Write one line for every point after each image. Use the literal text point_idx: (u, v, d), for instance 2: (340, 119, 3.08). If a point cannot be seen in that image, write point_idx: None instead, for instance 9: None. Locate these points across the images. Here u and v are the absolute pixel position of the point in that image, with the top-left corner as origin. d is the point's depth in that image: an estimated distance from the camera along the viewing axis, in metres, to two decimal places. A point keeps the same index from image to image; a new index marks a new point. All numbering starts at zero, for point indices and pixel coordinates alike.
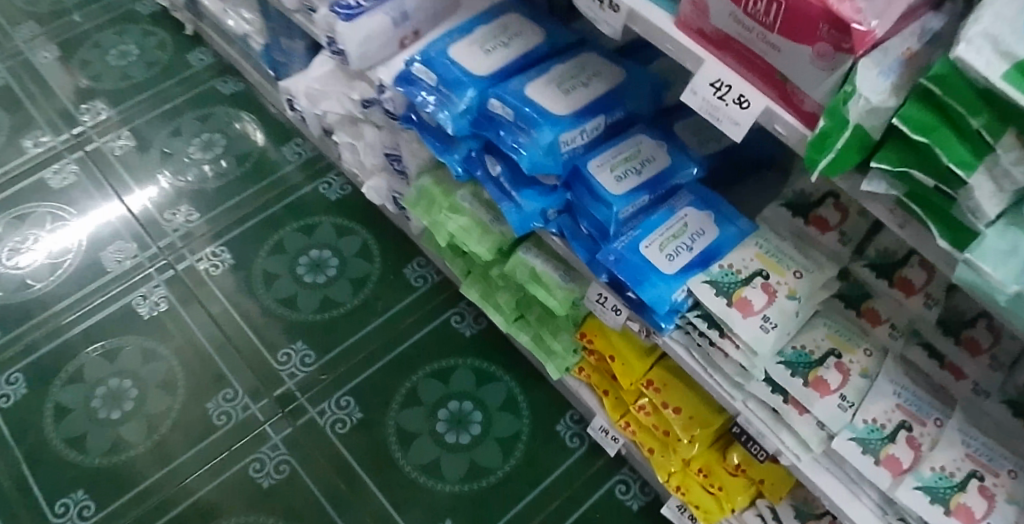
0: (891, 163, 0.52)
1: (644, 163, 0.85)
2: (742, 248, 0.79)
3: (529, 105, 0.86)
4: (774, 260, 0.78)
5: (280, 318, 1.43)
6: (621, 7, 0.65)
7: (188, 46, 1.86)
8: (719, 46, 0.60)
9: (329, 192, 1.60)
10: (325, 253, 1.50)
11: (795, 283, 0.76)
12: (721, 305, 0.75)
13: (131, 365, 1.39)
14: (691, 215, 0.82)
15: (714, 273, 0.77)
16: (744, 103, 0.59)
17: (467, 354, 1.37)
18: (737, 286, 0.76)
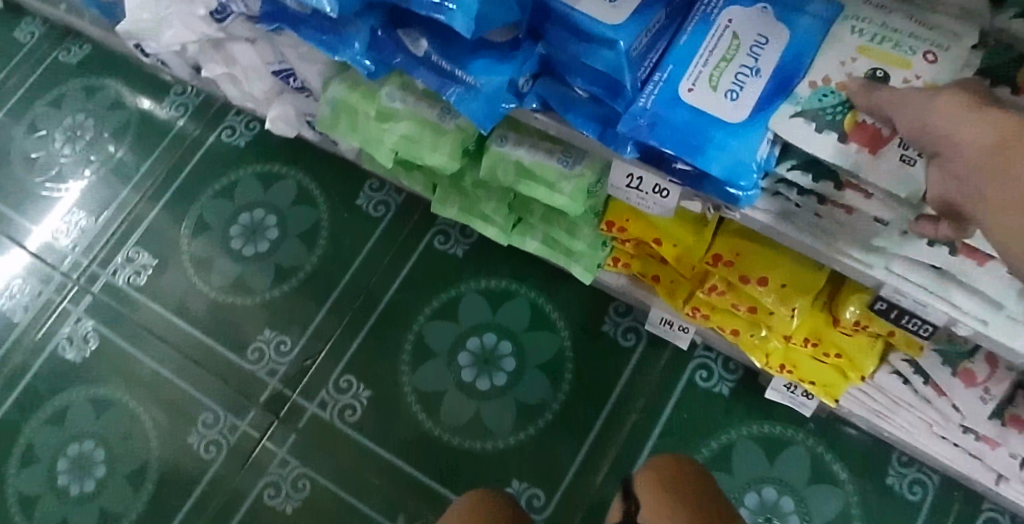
0: None
1: None
2: (833, 44, 0.52)
3: None
4: (889, 50, 0.50)
5: (234, 307, 1.12)
6: None
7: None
8: None
9: (234, 137, 1.23)
10: (264, 213, 1.16)
11: (936, 74, 0.49)
12: (830, 142, 0.49)
13: (83, 422, 1.11)
14: (736, 19, 0.54)
15: (805, 100, 0.51)
16: None
17: (468, 276, 1.09)
18: (846, 109, 0.49)
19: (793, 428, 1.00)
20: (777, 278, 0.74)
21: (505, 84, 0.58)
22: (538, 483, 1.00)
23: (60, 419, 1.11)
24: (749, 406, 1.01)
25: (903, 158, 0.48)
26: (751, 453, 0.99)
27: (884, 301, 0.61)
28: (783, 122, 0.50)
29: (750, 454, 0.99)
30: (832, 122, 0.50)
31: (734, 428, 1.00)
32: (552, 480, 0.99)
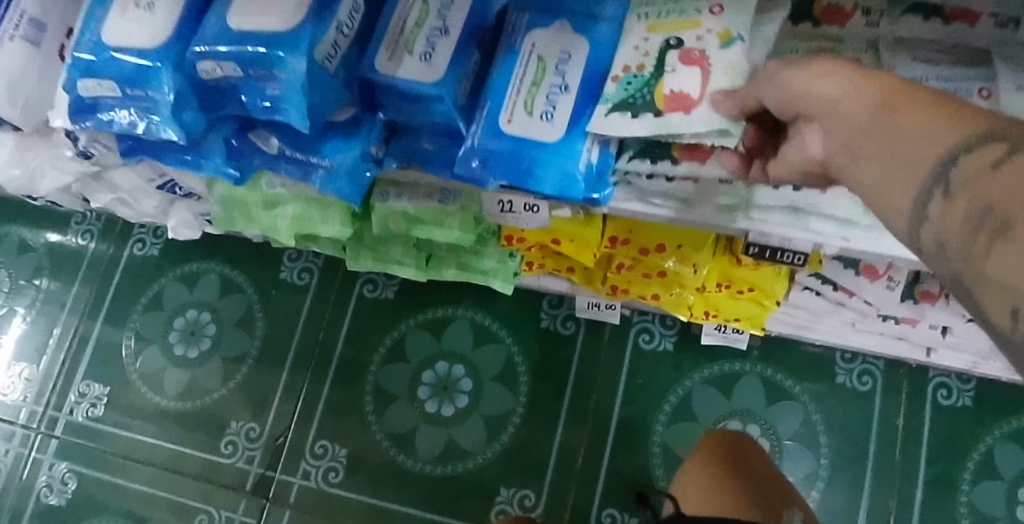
0: None
1: (441, 16, 0.59)
2: (629, 33, 0.57)
3: (242, 41, 0.57)
4: (673, 15, 0.56)
5: (193, 412, 1.15)
6: None
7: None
8: None
9: (148, 249, 1.25)
10: (201, 314, 1.19)
11: (722, 19, 0.54)
12: (648, 118, 0.53)
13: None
14: (541, 41, 0.58)
15: (614, 92, 0.55)
16: None
17: (406, 314, 1.13)
18: (652, 87, 0.54)
19: (740, 360, 1.06)
20: (670, 242, 0.79)
21: (359, 157, 0.63)
22: (525, 483, 1.04)
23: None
24: (695, 353, 1.07)
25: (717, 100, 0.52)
26: (709, 394, 1.05)
27: (758, 244, 0.66)
28: (606, 120, 0.54)
29: (708, 395, 1.05)
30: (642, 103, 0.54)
31: (687, 376, 1.06)
32: (538, 475, 1.04)
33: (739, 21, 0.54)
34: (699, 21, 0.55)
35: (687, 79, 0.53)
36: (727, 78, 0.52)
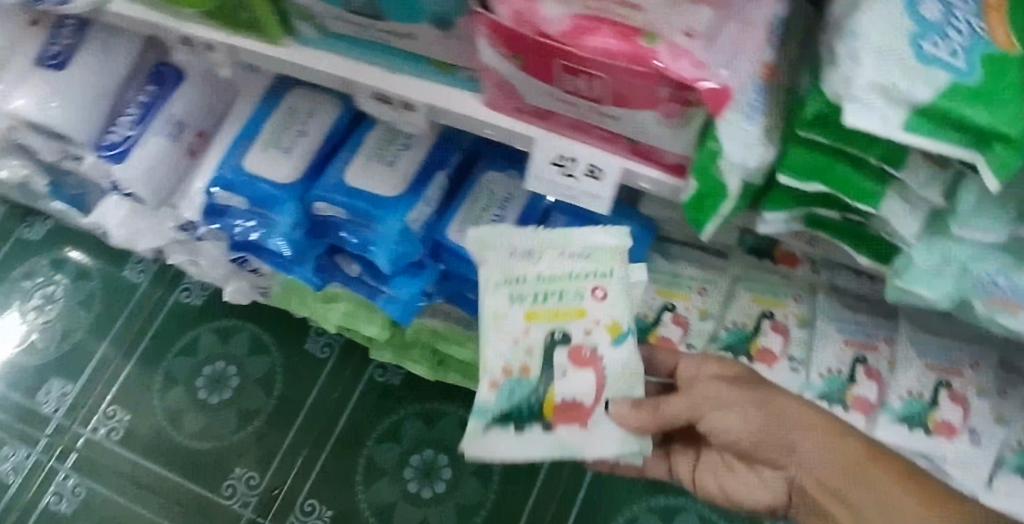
0: (782, 205, 0.54)
1: (502, 206, 0.79)
2: (502, 326, 0.64)
3: (354, 198, 0.77)
4: (555, 303, 0.64)
5: (205, 452, 1.30)
6: (416, 106, 0.60)
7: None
8: (547, 119, 0.57)
9: (192, 299, 1.41)
10: (221, 365, 1.35)
11: (605, 307, 0.64)
12: (540, 433, 0.62)
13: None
14: None
15: (501, 399, 0.63)
16: (597, 173, 0.58)
17: (406, 402, 1.29)
18: (540, 393, 0.63)
19: (683, 498, 1.20)
20: None
21: (415, 294, 0.81)
22: None
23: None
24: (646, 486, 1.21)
25: (607, 415, 0.63)
26: None
27: None
28: (496, 440, 0.62)
29: None
30: (530, 415, 0.63)
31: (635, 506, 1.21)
32: None
33: (622, 315, 0.64)
34: (588, 310, 0.64)
35: (580, 382, 0.63)
36: (620, 383, 0.64)
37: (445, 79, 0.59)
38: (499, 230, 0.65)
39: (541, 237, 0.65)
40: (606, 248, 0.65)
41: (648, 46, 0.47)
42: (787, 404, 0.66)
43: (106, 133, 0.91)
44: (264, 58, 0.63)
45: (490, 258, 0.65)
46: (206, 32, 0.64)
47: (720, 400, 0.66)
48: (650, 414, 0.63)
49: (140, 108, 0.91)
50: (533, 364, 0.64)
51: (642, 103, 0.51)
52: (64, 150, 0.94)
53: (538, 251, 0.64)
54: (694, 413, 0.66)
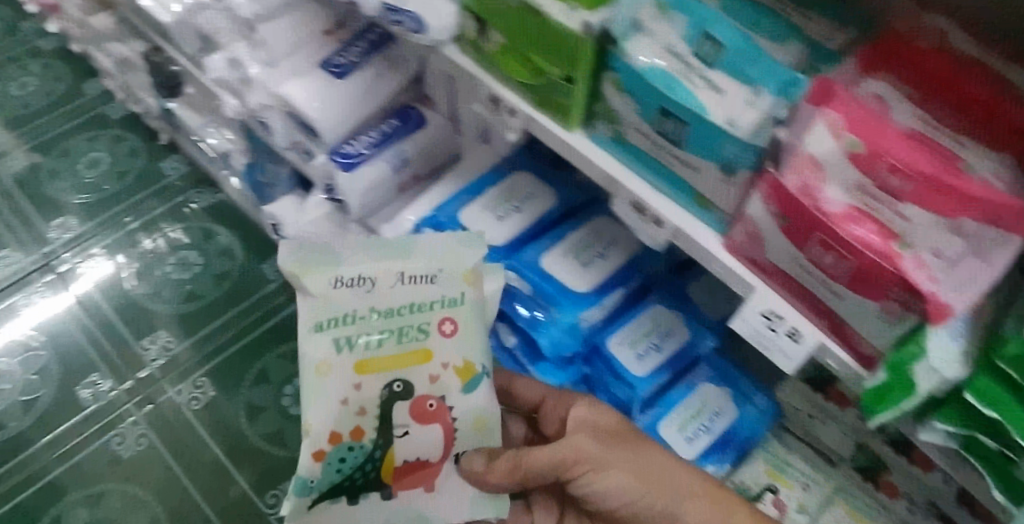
0: (952, 423, 0.61)
1: (663, 338, 0.87)
2: (324, 389, 0.73)
3: (544, 282, 0.85)
4: (392, 347, 0.74)
5: (269, 458, 1.20)
6: (666, 223, 0.70)
7: (85, 75, 1.53)
8: (772, 277, 0.67)
9: None
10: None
11: (446, 350, 0.75)
12: (377, 501, 0.75)
13: (108, 485, 1.17)
14: (709, 391, 0.87)
15: (331, 468, 0.74)
16: (796, 337, 0.67)
17: None
18: (369, 459, 0.74)
19: None
20: None
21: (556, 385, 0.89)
22: None
23: (92, 477, 1.18)
24: None
25: (452, 469, 0.77)
26: None
27: None
28: (330, 506, 0.76)
29: None
30: (370, 482, 0.75)
31: None
32: None
33: (471, 358, 0.75)
34: (433, 354, 0.74)
35: (421, 434, 0.74)
36: (471, 437, 0.77)
37: (699, 215, 0.69)
38: (332, 258, 0.75)
39: (379, 267, 0.74)
40: (457, 266, 0.76)
41: (900, 251, 0.57)
42: (658, 463, 0.76)
43: (347, 142, 0.99)
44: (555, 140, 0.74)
45: (315, 292, 0.73)
46: (514, 98, 0.74)
47: (596, 463, 0.75)
48: (509, 476, 0.74)
49: (381, 132, 1.00)
50: (364, 426, 0.74)
51: (870, 290, 0.60)
52: (297, 141, 1.04)
53: (374, 281, 0.74)
54: (575, 473, 0.75)
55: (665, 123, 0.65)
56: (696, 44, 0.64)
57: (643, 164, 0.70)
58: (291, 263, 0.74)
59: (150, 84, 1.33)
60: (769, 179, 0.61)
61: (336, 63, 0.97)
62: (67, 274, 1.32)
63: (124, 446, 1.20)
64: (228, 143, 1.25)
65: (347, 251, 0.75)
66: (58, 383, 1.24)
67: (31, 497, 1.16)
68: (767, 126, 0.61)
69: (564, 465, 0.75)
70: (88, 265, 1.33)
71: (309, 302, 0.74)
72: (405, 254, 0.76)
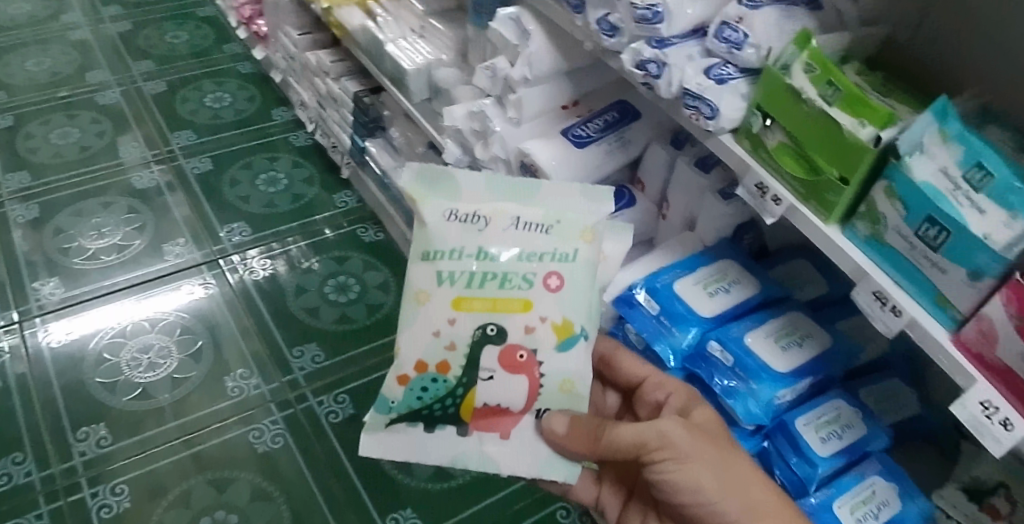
0: None
1: (844, 428, 0.95)
2: (428, 316, 0.77)
3: (749, 357, 0.93)
4: (491, 291, 0.76)
5: (396, 483, 1.22)
6: (904, 314, 0.84)
7: (273, 103, 1.85)
8: (996, 374, 0.79)
9: None
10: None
11: (547, 304, 0.77)
12: (453, 435, 0.80)
13: (239, 473, 1.20)
14: (878, 484, 0.94)
15: (414, 391, 0.79)
16: (1009, 425, 0.78)
17: None
18: (447, 390, 0.78)
19: None
20: None
21: None
22: None
23: (221, 463, 1.20)
24: None
25: (531, 422, 0.81)
26: None
27: None
28: (405, 429, 0.81)
29: None
30: (448, 415, 0.79)
31: None
32: None
33: (570, 317, 0.77)
34: (533, 306, 0.77)
35: (509, 382, 0.78)
36: (558, 398, 0.80)
37: (933, 312, 0.83)
38: (451, 187, 0.78)
39: (495, 207, 0.77)
40: (578, 220, 0.77)
41: None
42: (743, 474, 0.80)
43: None
44: (811, 227, 0.88)
45: (429, 219, 0.77)
46: (781, 188, 0.89)
47: (679, 455, 0.78)
48: (587, 445, 0.79)
49: None
50: (451, 362, 0.77)
51: None
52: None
53: (488, 220, 0.76)
54: (655, 457, 0.78)
55: (928, 230, 0.79)
56: (966, 170, 0.77)
57: (893, 263, 0.84)
58: (412, 187, 0.78)
59: (349, 122, 1.42)
60: (1014, 284, 0.73)
61: (576, 133, 1.06)
62: (229, 267, 1.48)
63: (260, 441, 1.24)
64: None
65: (466, 182, 0.78)
66: (208, 369, 1.32)
67: (160, 471, 1.18)
68: (1019, 245, 0.73)
69: (645, 446, 0.78)
70: (250, 273, 1.47)
71: (421, 229, 0.77)
72: (526, 199, 0.78)
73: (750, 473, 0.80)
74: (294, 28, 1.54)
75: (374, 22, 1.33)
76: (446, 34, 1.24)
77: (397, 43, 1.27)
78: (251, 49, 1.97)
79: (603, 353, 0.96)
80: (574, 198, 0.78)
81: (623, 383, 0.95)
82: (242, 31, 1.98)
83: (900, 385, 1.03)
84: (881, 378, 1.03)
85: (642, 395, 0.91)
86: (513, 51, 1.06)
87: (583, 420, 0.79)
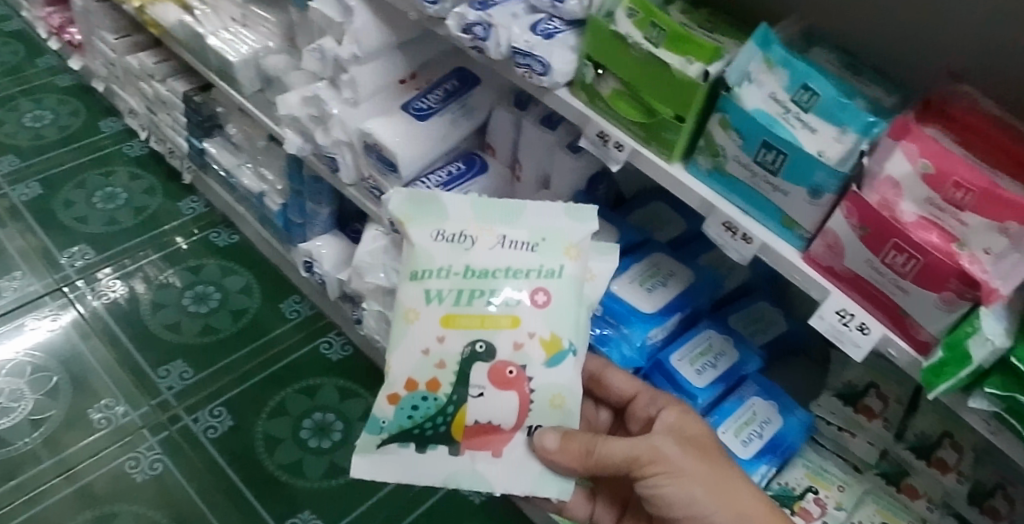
0: (998, 387, 0.78)
1: (718, 357, 0.98)
2: (424, 332, 0.76)
3: (615, 303, 0.95)
4: (479, 307, 0.75)
5: (287, 487, 1.17)
6: (754, 240, 0.86)
7: (101, 114, 1.72)
8: (845, 282, 0.83)
9: (330, 352, 1.34)
10: (332, 416, 1.25)
11: (535, 319, 0.75)
12: (445, 454, 0.76)
13: (122, 507, 1.12)
14: (758, 404, 0.98)
15: (407, 410, 0.76)
16: (865, 329, 0.83)
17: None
18: (438, 411, 0.75)
19: None
20: None
21: None
22: None
23: (102, 498, 1.13)
24: None
25: (523, 440, 0.76)
26: None
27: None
28: (397, 450, 0.77)
29: None
30: (439, 435, 0.76)
31: None
32: None
33: (558, 332, 0.75)
34: (521, 321, 0.75)
35: (501, 400, 0.75)
36: (549, 415, 0.76)
37: (780, 232, 0.86)
38: (439, 210, 0.78)
39: (481, 227, 0.77)
40: (562, 237, 0.77)
41: (959, 250, 0.74)
42: (735, 486, 0.77)
43: (418, 180, 1.03)
44: (656, 168, 0.88)
45: (417, 242, 0.77)
46: (621, 134, 0.88)
47: (672, 469, 0.75)
48: (580, 461, 0.74)
49: (450, 173, 1.05)
50: (441, 380, 0.75)
51: (935, 283, 0.75)
52: (366, 176, 1.07)
53: (474, 239, 0.76)
54: (647, 472, 0.75)
55: (765, 155, 0.81)
56: (794, 92, 0.80)
57: (737, 192, 0.86)
58: (401, 212, 0.78)
59: (183, 124, 1.33)
60: (852, 196, 0.77)
61: (417, 106, 1.02)
62: (77, 294, 1.37)
63: (137, 470, 1.16)
64: (264, 183, 1.22)
65: (452, 206, 0.78)
66: (70, 404, 1.22)
67: (41, 514, 1.11)
68: (852, 158, 0.77)
69: (637, 462, 0.75)
70: (103, 297, 1.37)
71: (410, 250, 0.78)
72: (514, 218, 0.78)
73: (740, 484, 0.78)
74: (109, 32, 1.42)
75: (191, 15, 1.24)
76: (269, 19, 1.17)
77: (220, 34, 1.19)
78: (68, 60, 1.82)
79: (592, 370, 0.91)
80: (557, 216, 0.78)
81: (614, 400, 0.91)
82: (55, 41, 1.83)
83: (767, 307, 1.07)
84: (749, 304, 1.06)
85: (635, 410, 0.87)
86: (339, 29, 1.01)
87: (576, 436, 0.74)
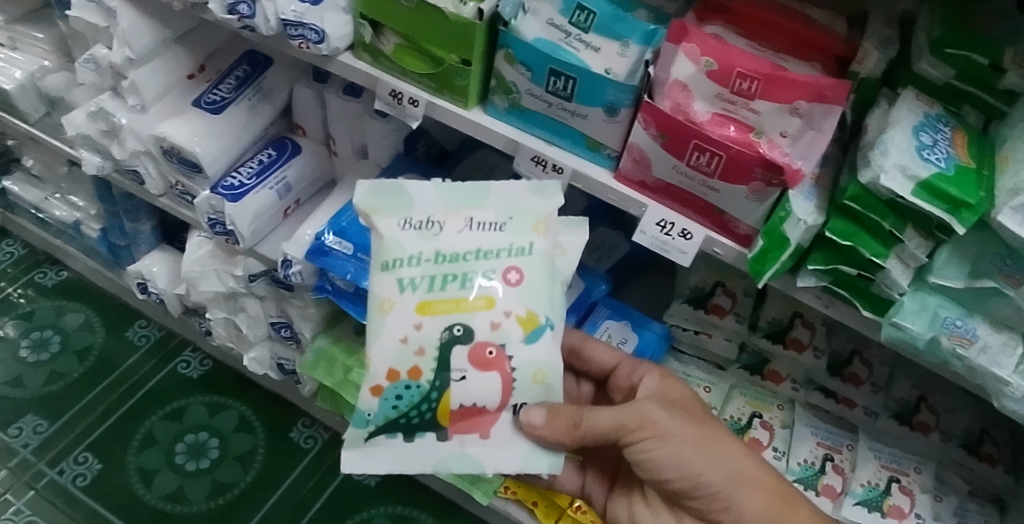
0: (820, 263, 0.77)
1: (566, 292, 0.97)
2: (403, 321, 0.72)
3: None
4: (453, 292, 0.72)
5: (171, 517, 1.20)
6: (564, 168, 0.85)
7: None
8: (660, 193, 0.83)
9: (188, 371, 1.35)
10: (205, 435, 1.28)
11: (509, 298, 0.73)
12: (433, 441, 0.75)
13: None
14: (611, 327, 1.00)
15: (393, 401, 0.74)
16: (688, 235, 0.83)
17: (377, 503, 1.24)
18: (422, 399, 0.73)
19: None
20: None
21: None
22: None
23: None
24: None
25: (509, 419, 0.75)
26: None
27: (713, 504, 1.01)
28: (386, 441, 0.75)
29: None
30: (426, 422, 0.74)
31: None
32: None
33: (534, 308, 0.73)
34: (496, 301, 0.72)
35: (483, 381, 0.73)
36: (531, 390, 0.74)
37: (588, 156, 0.86)
38: (402, 196, 0.75)
39: (448, 212, 0.74)
40: (532, 213, 0.75)
41: (758, 139, 0.75)
42: (724, 443, 0.76)
43: (228, 176, 0.98)
44: (458, 118, 0.87)
45: (384, 233, 0.73)
46: (415, 89, 0.86)
47: (659, 432, 0.73)
48: (567, 434, 0.73)
49: (262, 163, 0.99)
50: (422, 367, 0.72)
51: (740, 176, 0.75)
52: (173, 183, 1.02)
53: (442, 225, 0.73)
54: (633, 439, 0.74)
55: (555, 83, 0.80)
56: (570, 14, 0.80)
57: (537, 125, 0.85)
58: (366, 202, 0.75)
59: None
60: (645, 106, 0.76)
61: (208, 100, 0.98)
62: None
63: None
64: (76, 211, 1.18)
65: (418, 192, 0.75)
66: None
67: None
68: (639, 68, 0.77)
69: (624, 429, 0.73)
70: None
71: (378, 241, 0.74)
72: (477, 198, 0.75)
73: (730, 444, 0.76)
74: None
75: None
76: (36, 36, 1.08)
77: None
78: None
79: (573, 343, 0.92)
80: (522, 192, 0.76)
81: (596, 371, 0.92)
82: None
83: (608, 232, 1.08)
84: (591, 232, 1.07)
85: (617, 381, 0.89)
86: (106, 33, 0.93)
87: (560, 407, 0.73)
